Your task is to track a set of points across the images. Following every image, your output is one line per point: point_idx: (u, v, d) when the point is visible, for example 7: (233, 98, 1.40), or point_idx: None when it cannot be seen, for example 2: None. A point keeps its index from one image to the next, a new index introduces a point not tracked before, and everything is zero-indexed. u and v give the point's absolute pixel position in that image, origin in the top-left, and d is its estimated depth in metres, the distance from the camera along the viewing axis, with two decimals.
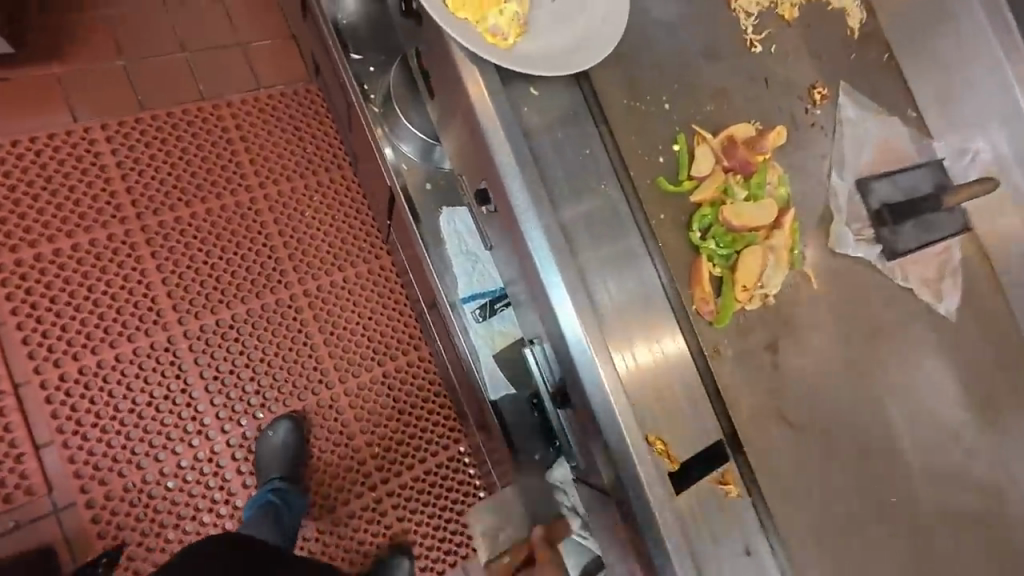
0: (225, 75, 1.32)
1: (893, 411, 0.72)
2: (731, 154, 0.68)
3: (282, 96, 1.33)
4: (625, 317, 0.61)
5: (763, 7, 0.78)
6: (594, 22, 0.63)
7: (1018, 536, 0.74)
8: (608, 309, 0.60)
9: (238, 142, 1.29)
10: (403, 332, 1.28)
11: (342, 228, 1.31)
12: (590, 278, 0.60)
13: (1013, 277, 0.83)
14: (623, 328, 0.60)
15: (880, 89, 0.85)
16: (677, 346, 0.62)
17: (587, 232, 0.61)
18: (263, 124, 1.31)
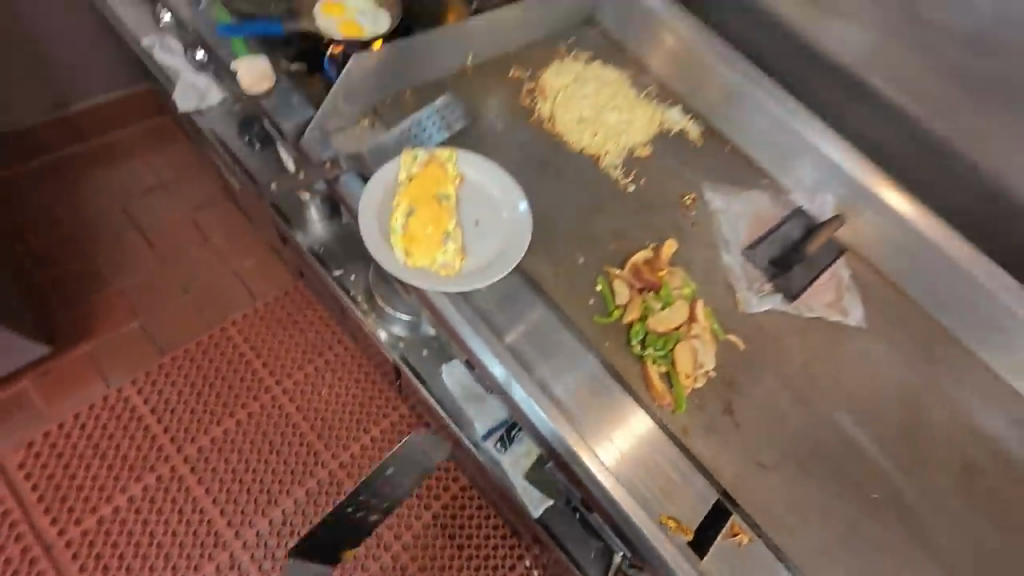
0: (218, 303, 1.57)
1: (848, 421, 0.87)
2: (641, 277, 0.89)
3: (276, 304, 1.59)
4: (599, 417, 0.78)
5: (624, 156, 1.06)
6: (510, 229, 0.86)
7: (995, 484, 0.88)
8: (583, 413, 0.77)
9: (252, 356, 1.51)
10: (446, 463, 1.31)
11: (351, 401, 1.47)
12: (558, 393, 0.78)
13: (896, 272, 1.03)
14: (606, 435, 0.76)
15: (733, 174, 1.11)
16: (647, 425, 0.78)
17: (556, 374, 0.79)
18: (268, 332, 1.55)
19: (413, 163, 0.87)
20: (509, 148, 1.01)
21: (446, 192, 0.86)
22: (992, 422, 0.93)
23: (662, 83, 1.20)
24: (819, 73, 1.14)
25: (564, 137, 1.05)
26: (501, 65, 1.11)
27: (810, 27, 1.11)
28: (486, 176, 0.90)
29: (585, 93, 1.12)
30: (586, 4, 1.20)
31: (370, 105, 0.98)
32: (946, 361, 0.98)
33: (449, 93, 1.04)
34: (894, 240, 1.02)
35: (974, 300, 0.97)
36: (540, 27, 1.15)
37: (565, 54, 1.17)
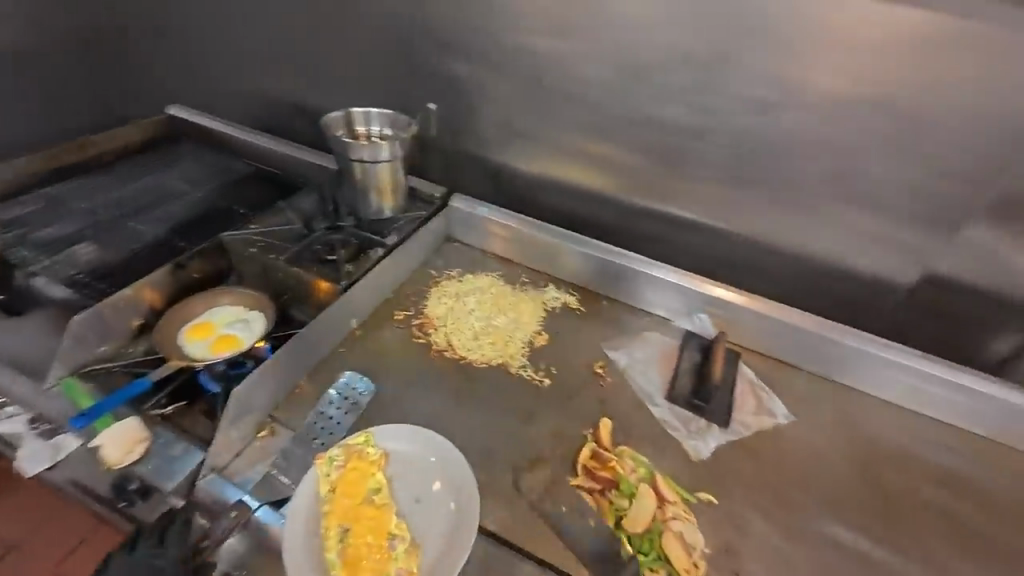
0: None
1: (836, 528, 0.89)
2: (596, 477, 0.89)
3: None
4: None
5: (528, 352, 1.12)
6: (455, 491, 0.81)
7: (971, 523, 0.93)
8: None
9: None
10: None
11: None
12: None
13: (785, 355, 1.18)
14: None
15: (623, 325, 1.23)
16: None
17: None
18: None
19: (331, 466, 0.80)
20: (420, 393, 1.00)
21: (376, 483, 0.79)
22: (930, 459, 1.02)
23: (529, 270, 1.35)
24: (644, 222, 1.39)
25: (468, 358, 1.08)
26: (385, 311, 1.16)
27: (624, 191, 1.36)
28: (412, 442, 0.86)
29: (470, 308, 1.20)
30: (441, 231, 1.36)
31: (265, 412, 0.92)
32: (866, 417, 1.09)
33: (343, 362, 1.03)
34: (766, 333, 1.19)
35: (849, 357, 1.12)
36: (409, 265, 1.26)
37: (439, 278, 1.28)
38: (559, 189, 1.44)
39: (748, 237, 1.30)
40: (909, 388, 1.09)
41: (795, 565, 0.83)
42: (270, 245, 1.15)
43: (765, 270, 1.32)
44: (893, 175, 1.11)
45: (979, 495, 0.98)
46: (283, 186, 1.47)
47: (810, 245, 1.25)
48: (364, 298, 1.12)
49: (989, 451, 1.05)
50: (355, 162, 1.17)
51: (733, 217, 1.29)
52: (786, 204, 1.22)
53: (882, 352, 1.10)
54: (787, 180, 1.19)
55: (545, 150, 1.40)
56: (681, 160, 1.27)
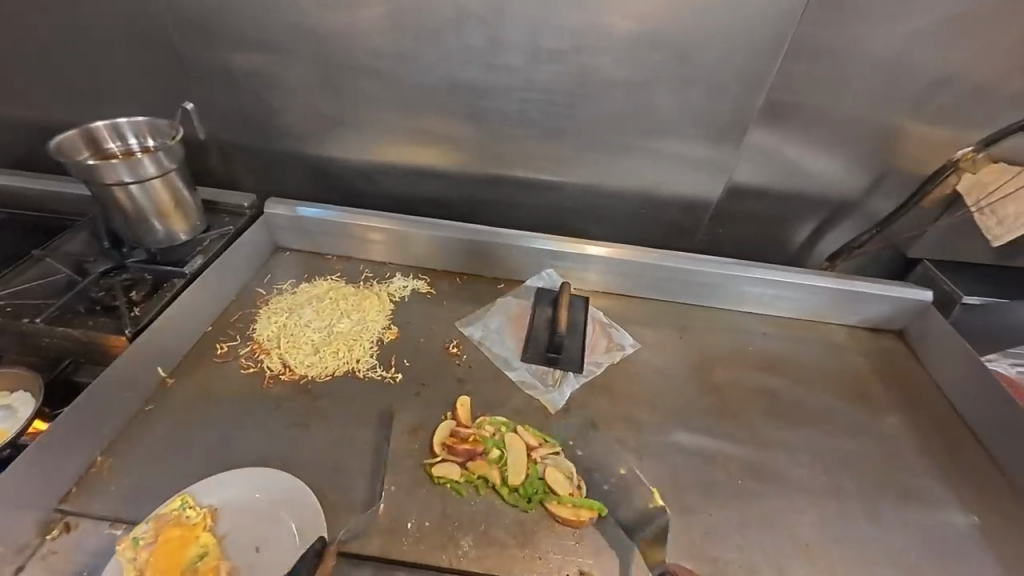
0: None
1: (683, 434, 0.97)
2: (458, 454, 0.87)
3: None
4: None
5: (376, 351, 1.06)
6: (297, 524, 0.74)
7: (786, 394, 1.07)
8: None
9: None
10: None
11: None
12: None
13: (626, 288, 1.26)
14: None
15: (476, 297, 1.22)
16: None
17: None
18: None
19: (138, 548, 0.69)
20: (256, 427, 0.90)
21: (200, 547, 0.71)
22: (751, 349, 1.17)
23: (372, 263, 1.28)
24: (481, 189, 1.37)
25: (309, 375, 0.99)
26: (205, 349, 1.02)
27: (453, 160, 1.32)
28: (245, 486, 0.78)
29: (306, 320, 1.09)
30: (262, 243, 1.22)
31: (51, 508, 0.76)
32: (700, 326, 1.22)
33: (155, 418, 0.89)
34: (606, 273, 1.25)
35: (677, 278, 1.23)
36: (228, 289, 1.11)
37: (268, 295, 1.15)
38: (388, 172, 1.36)
39: (578, 184, 1.34)
40: (728, 293, 1.24)
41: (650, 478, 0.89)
42: (21, 308, 0.92)
43: (600, 214, 1.38)
44: (681, 105, 1.19)
45: (792, 369, 1.13)
46: (45, 230, 1.20)
47: (631, 182, 1.32)
48: (170, 340, 0.97)
49: (795, 329, 1.23)
50: (114, 187, 0.96)
51: (559, 169, 1.31)
52: (601, 148, 1.27)
53: (701, 268, 1.22)
54: (596, 125, 1.23)
55: (361, 133, 1.31)
56: (497, 122, 1.25)
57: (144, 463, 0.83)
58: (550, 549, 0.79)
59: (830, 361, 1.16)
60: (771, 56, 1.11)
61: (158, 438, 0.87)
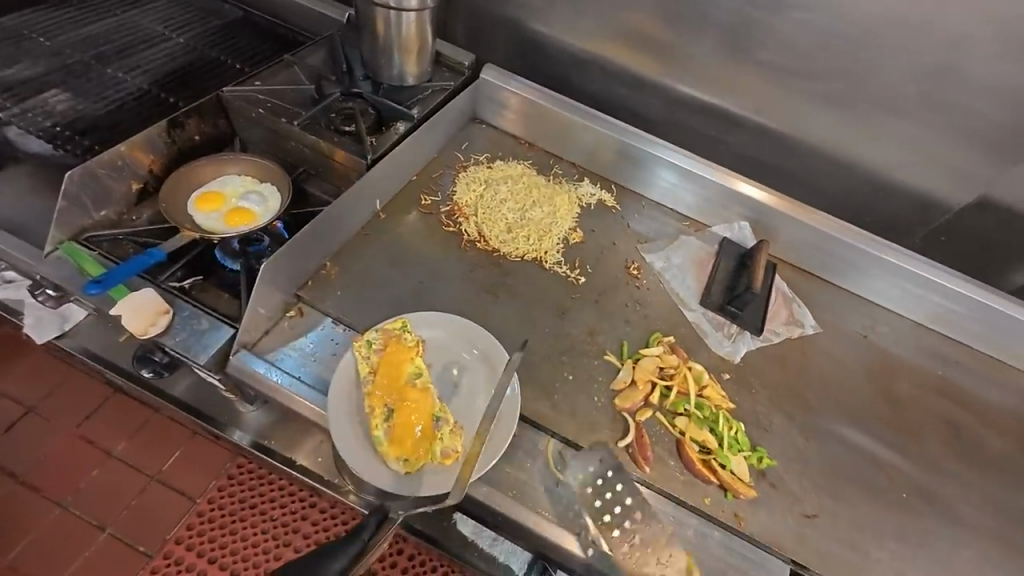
0: (60, 553, 1.26)
1: (852, 431, 0.93)
2: (675, 379, 0.89)
3: (146, 503, 1.31)
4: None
5: (562, 249, 1.06)
6: (495, 376, 0.80)
7: (970, 431, 0.99)
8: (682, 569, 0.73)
9: None
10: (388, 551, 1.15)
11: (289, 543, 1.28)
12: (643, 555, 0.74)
13: (821, 267, 1.15)
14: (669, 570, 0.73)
15: (661, 229, 1.17)
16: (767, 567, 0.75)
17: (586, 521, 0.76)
18: (151, 536, 1.28)
19: (370, 350, 0.77)
20: (453, 283, 0.96)
21: (415, 368, 0.77)
22: (940, 375, 1.06)
23: (563, 162, 1.24)
24: (694, 116, 1.25)
25: (501, 251, 1.02)
26: (411, 198, 1.06)
27: (679, 77, 1.22)
28: (452, 331, 0.84)
29: (501, 198, 1.10)
30: (466, 108, 1.21)
31: (292, 292, 0.87)
32: (891, 333, 1.11)
33: (369, 245, 0.97)
34: (807, 242, 1.15)
35: (885, 273, 1.11)
36: (435, 145, 1.13)
37: (467, 163, 1.16)
38: (601, 70, 1.28)
39: (809, 140, 1.19)
40: (934, 308, 1.11)
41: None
42: (276, 108, 0.99)
43: (812, 181, 1.24)
44: (984, 78, 1.01)
45: (982, 410, 1.03)
46: (281, 38, 1.24)
47: (870, 155, 1.16)
48: (389, 178, 1.02)
49: (998, 372, 1.09)
50: (379, 9, 0.99)
51: (794, 115, 1.17)
52: (861, 105, 1.11)
53: (919, 270, 1.10)
54: (868, 75, 1.07)
55: (595, 19, 1.21)
56: (752, 44, 1.12)
57: (362, 281, 0.92)
58: (739, 474, 0.80)
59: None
60: None
61: (374, 264, 0.95)
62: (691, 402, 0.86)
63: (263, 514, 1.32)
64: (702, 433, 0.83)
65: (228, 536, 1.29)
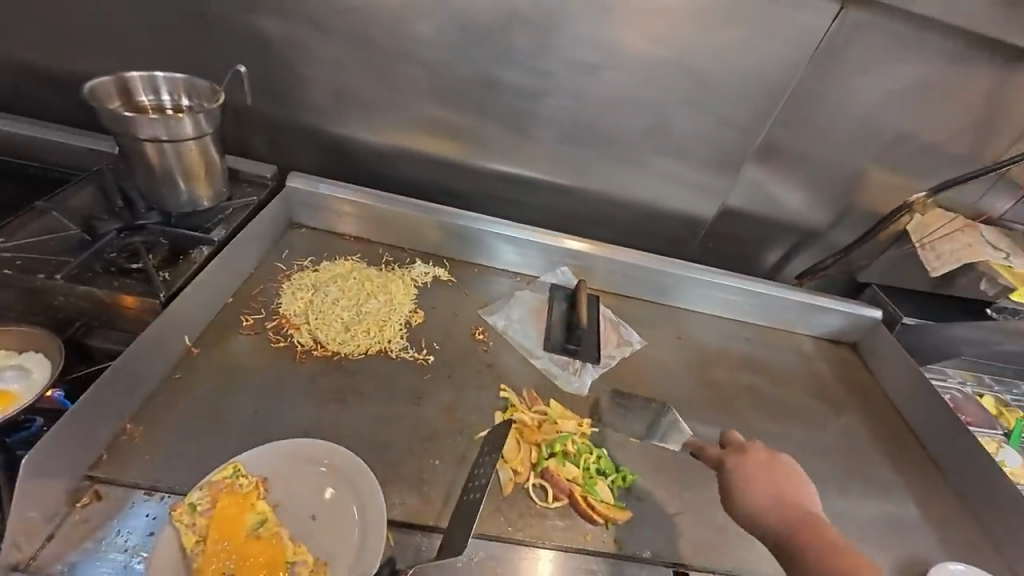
0: None
1: (687, 423, 1.08)
2: (531, 433, 0.93)
3: None
4: None
5: (406, 333, 1.07)
6: (352, 489, 0.75)
7: (769, 393, 1.22)
8: None
9: None
10: None
11: None
12: None
13: (632, 290, 1.36)
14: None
15: (497, 290, 1.26)
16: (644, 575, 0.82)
17: None
18: None
19: (194, 514, 0.67)
20: (294, 401, 0.90)
21: (258, 516, 0.70)
22: (739, 353, 1.31)
23: (392, 248, 1.28)
24: (500, 185, 1.42)
25: (341, 353, 0.99)
26: (229, 321, 0.99)
27: (476, 156, 1.37)
28: (295, 457, 0.77)
29: (332, 298, 1.09)
30: (279, 217, 1.19)
31: (80, 474, 0.73)
32: (695, 329, 1.34)
33: (182, 387, 0.87)
34: (617, 272, 1.33)
35: (679, 284, 1.34)
36: (249, 261, 1.08)
37: (290, 272, 1.13)
38: (409, 159, 1.38)
39: (594, 190, 1.43)
40: (721, 301, 1.37)
41: (762, 521, 0.77)
42: (31, 262, 0.87)
43: (608, 220, 1.48)
44: (693, 128, 1.32)
45: (772, 371, 1.29)
46: (31, 179, 1.10)
47: (641, 193, 1.43)
48: (196, 308, 0.93)
49: (774, 338, 1.38)
50: (147, 143, 0.92)
51: (577, 172, 1.40)
52: (619, 159, 1.37)
53: (702, 277, 1.34)
54: (617, 136, 1.34)
55: (390, 117, 1.32)
56: (526, 123, 1.32)
57: (179, 430, 0.81)
58: (608, 500, 0.87)
59: (800, 362, 1.34)
60: (776, 95, 1.27)
61: (194, 407, 0.85)
62: (551, 448, 0.91)
63: None
64: (566, 474, 0.88)
65: None
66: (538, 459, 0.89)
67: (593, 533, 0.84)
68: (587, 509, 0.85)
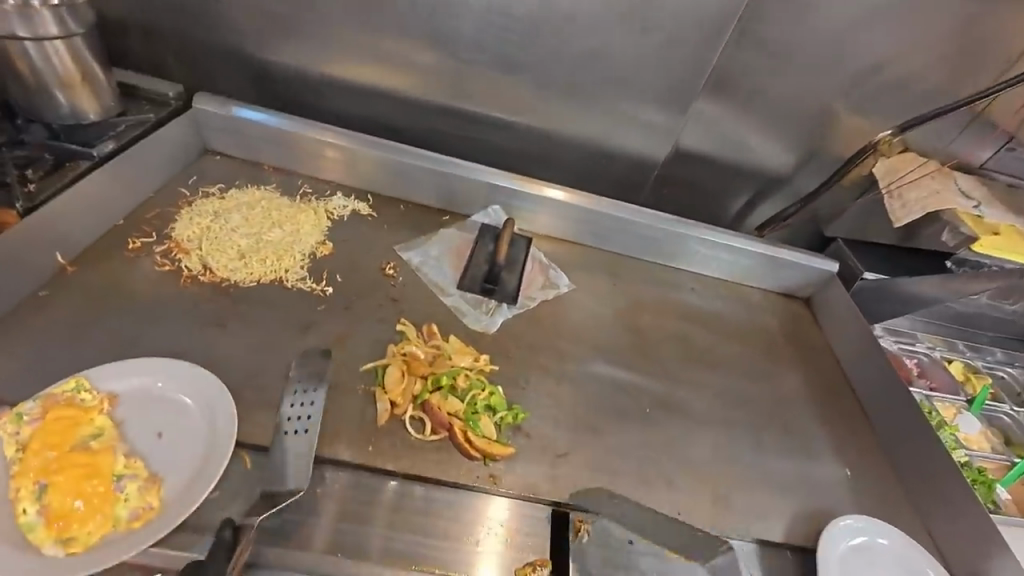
0: None
1: (602, 367, 1.03)
2: (419, 366, 0.88)
3: None
4: (517, 539, 0.76)
5: (307, 264, 1.02)
6: (204, 409, 0.72)
7: (701, 342, 1.16)
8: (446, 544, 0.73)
9: None
10: None
11: None
12: (399, 545, 0.72)
13: (571, 234, 1.27)
14: (451, 551, 0.73)
15: (420, 227, 1.19)
16: (520, 511, 0.78)
17: (331, 536, 0.70)
18: None
19: (20, 424, 0.64)
20: (170, 325, 0.86)
21: (93, 429, 0.67)
22: (678, 301, 1.23)
23: (312, 180, 1.20)
24: (436, 118, 1.33)
25: (231, 280, 0.95)
26: (114, 244, 0.94)
27: (406, 84, 1.28)
28: (148, 376, 0.74)
29: (233, 226, 1.03)
30: (187, 141, 1.11)
31: None
32: (634, 275, 1.26)
33: (50, 304, 0.83)
34: (553, 214, 1.24)
35: (620, 227, 1.24)
36: (145, 183, 1.02)
37: (192, 198, 1.06)
38: (336, 87, 1.29)
39: (535, 125, 1.33)
40: (667, 248, 1.27)
41: None
42: None
43: (552, 159, 1.38)
44: (639, 54, 1.21)
45: (710, 321, 1.21)
46: None
47: (586, 130, 1.33)
48: (71, 225, 0.89)
49: (721, 289, 1.30)
50: (6, 41, 0.86)
51: (516, 105, 1.30)
52: (559, 91, 1.27)
53: (647, 222, 1.24)
54: (556, 62, 1.23)
55: (311, 38, 1.22)
56: (457, 46, 1.22)
57: (39, 347, 0.78)
58: (491, 436, 0.83)
59: (744, 313, 1.26)
60: (729, 16, 1.15)
61: (59, 324, 0.81)
62: (437, 381, 0.86)
63: None
64: (448, 407, 0.83)
65: None
66: (422, 392, 0.85)
67: (470, 468, 0.80)
68: (466, 443, 0.81)
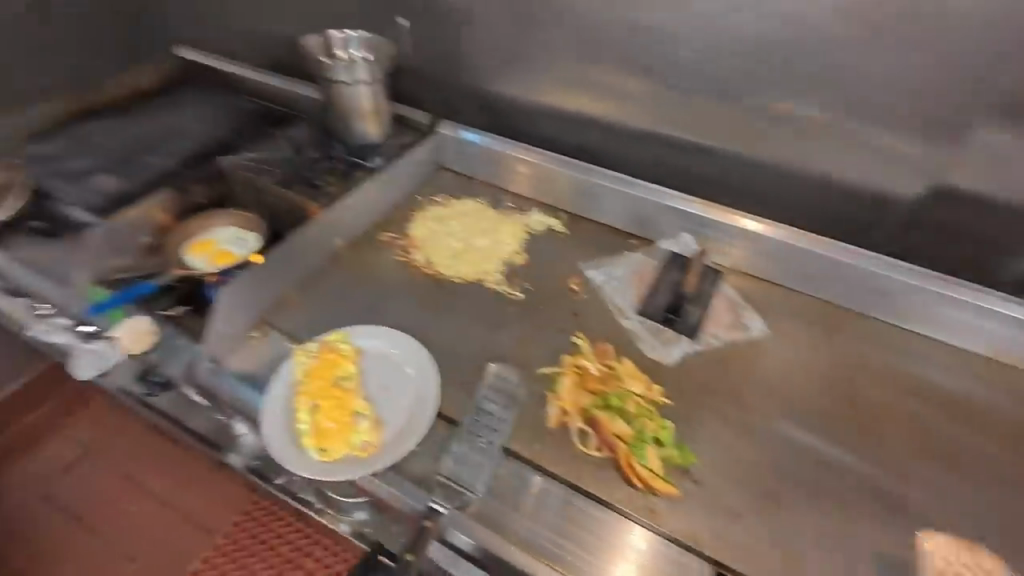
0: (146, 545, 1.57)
1: (793, 430, 0.90)
2: (590, 381, 0.92)
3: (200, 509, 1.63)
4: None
5: (504, 270, 1.15)
6: (417, 378, 0.89)
7: (941, 431, 0.91)
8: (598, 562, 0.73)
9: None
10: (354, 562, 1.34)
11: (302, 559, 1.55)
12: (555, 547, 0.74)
13: (771, 273, 1.14)
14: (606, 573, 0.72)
15: (607, 247, 1.22)
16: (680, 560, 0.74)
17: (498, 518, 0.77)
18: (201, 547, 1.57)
19: (307, 357, 0.89)
20: (400, 305, 1.07)
21: (346, 373, 0.88)
22: (912, 373, 0.99)
23: (516, 196, 1.35)
24: (637, 143, 1.33)
25: (446, 275, 1.13)
26: (372, 236, 1.22)
27: (611, 111, 1.31)
28: (382, 341, 0.94)
29: (452, 231, 1.23)
30: (429, 159, 1.37)
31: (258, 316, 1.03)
32: (851, 331, 1.06)
33: (330, 276, 1.13)
34: (753, 249, 1.13)
35: (838, 273, 1.07)
36: (397, 191, 1.29)
37: (426, 205, 1.31)
38: (546, 114, 1.40)
39: (746, 153, 1.23)
40: (902, 306, 1.04)
41: None
42: (264, 171, 1.24)
43: (760, 190, 1.26)
44: (899, 74, 1.02)
45: (960, 408, 0.94)
46: (275, 117, 1.50)
47: (810, 160, 1.17)
48: (350, 220, 1.19)
49: (985, 369, 0.99)
50: (337, 88, 1.20)
51: (727, 131, 1.22)
52: (782, 117, 1.15)
53: (878, 272, 1.03)
54: (784, 86, 1.12)
55: (533, 72, 1.35)
56: (672, 74, 1.21)
57: (321, 306, 1.07)
58: (655, 469, 0.81)
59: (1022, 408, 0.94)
60: None
61: (333, 292, 1.10)
62: (607, 401, 0.88)
63: (290, 544, 1.57)
64: (615, 428, 0.85)
65: (251, 556, 1.55)
66: (591, 407, 0.88)
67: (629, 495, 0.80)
68: (629, 468, 0.81)
